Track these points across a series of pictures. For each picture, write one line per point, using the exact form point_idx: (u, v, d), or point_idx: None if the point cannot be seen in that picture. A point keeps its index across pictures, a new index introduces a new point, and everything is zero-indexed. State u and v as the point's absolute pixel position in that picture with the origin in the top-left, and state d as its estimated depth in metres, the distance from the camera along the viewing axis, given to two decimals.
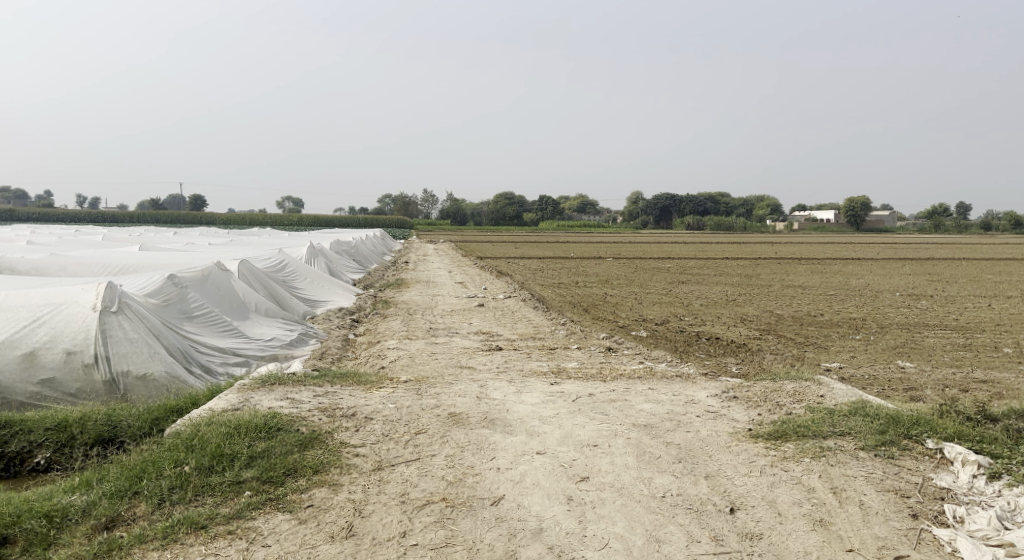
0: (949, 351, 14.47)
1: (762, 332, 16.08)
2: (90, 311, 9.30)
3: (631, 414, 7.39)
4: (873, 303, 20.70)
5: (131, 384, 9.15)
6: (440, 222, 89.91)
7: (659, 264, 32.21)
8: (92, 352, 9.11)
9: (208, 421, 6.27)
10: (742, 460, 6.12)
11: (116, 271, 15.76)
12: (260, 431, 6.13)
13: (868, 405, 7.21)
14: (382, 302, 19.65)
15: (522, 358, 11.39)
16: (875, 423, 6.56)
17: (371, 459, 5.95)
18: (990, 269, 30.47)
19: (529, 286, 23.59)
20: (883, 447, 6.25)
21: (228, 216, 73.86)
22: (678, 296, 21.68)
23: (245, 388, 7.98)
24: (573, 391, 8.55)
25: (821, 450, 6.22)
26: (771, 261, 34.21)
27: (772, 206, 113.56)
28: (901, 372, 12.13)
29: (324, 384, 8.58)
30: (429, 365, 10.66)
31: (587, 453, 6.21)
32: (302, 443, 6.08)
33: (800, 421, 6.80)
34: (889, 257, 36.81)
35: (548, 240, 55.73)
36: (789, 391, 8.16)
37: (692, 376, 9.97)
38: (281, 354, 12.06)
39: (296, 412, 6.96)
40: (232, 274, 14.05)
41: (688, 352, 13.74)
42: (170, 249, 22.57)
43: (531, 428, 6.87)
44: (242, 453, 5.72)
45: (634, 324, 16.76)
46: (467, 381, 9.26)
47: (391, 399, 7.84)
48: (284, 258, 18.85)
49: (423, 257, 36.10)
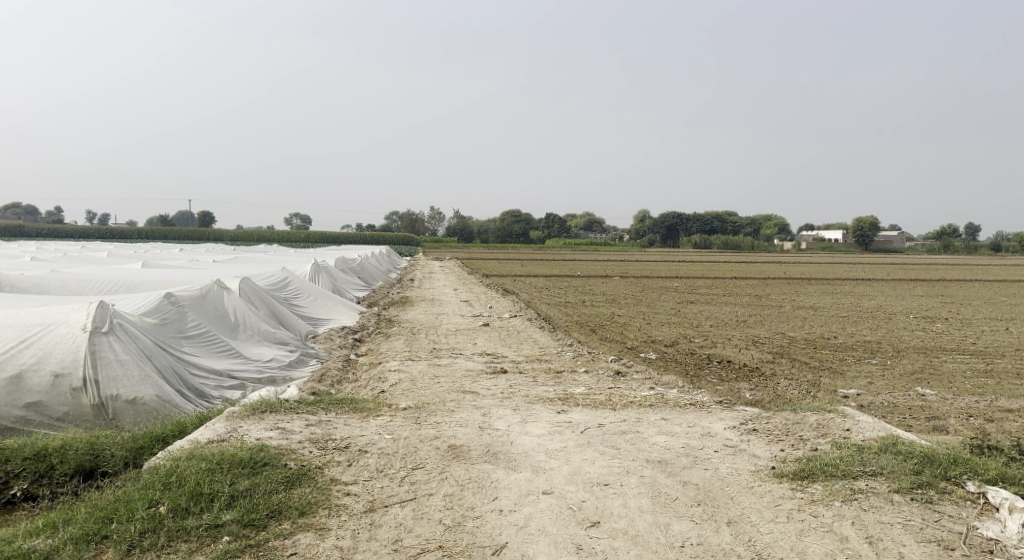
0: (969, 378, 13.90)
1: (775, 355, 15.57)
2: (80, 331, 8.88)
3: (644, 449, 6.89)
4: (887, 326, 20.14)
5: (120, 409, 8.70)
6: (448, 239, 89.58)
7: (667, 283, 31.71)
8: (80, 375, 8.68)
9: (190, 454, 5.80)
10: (766, 504, 5.63)
11: (115, 288, 15.38)
12: (245, 467, 5.66)
13: (900, 441, 6.71)
14: (386, 321, 19.20)
15: (528, 382, 10.90)
16: (909, 462, 6.06)
17: (363, 499, 5.47)
18: (1003, 291, 29.86)
19: (535, 305, 23.13)
20: (921, 489, 5.76)
21: (235, 231, 73.59)
22: (687, 316, 21.17)
23: (235, 416, 7.53)
24: (581, 420, 8.04)
25: (853, 492, 5.73)
26: (780, 280, 33.64)
27: (779, 226, 112.78)
28: (921, 400, 11.60)
29: (319, 411, 8.11)
30: (430, 390, 10.18)
31: (597, 493, 5.73)
32: (289, 480, 5.60)
33: (828, 458, 6.31)
34: (899, 278, 36.28)
35: (554, 257, 55.25)
36: (812, 424, 7.66)
37: (707, 405, 9.46)
38: (279, 376, 11.59)
39: (285, 443, 6.49)
40: (232, 292, 13.64)
41: (699, 377, 13.22)
42: (172, 266, 22.07)
43: (537, 463, 6.38)
44: (223, 492, 5.24)
45: (643, 346, 16.27)
46: (469, 408, 8.76)
47: (388, 429, 7.36)
48: (287, 275, 18.44)
49: (428, 274, 35.63)
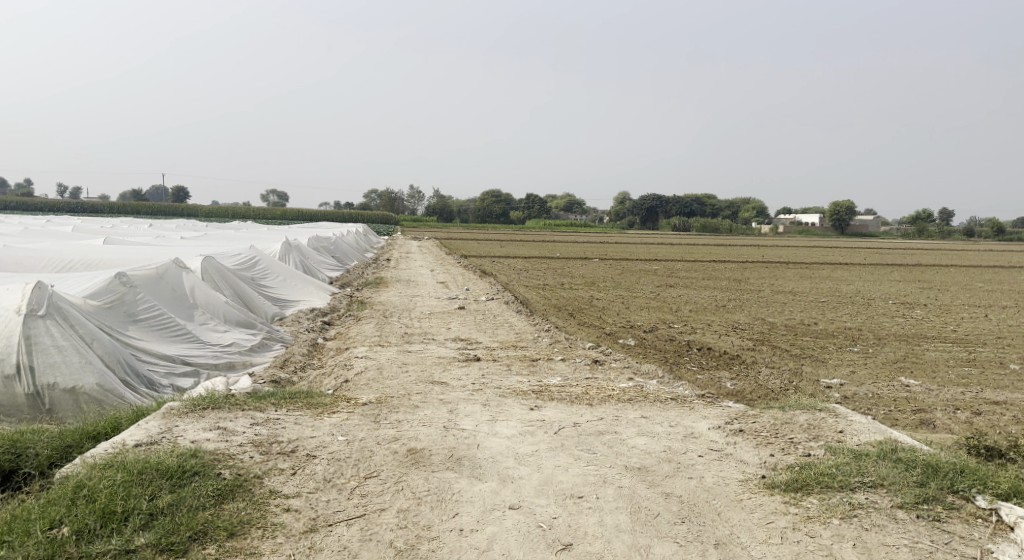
0: (953, 367, 13.45)
1: (756, 342, 15.08)
2: (14, 315, 8.11)
3: (623, 454, 6.29)
4: (867, 312, 19.69)
5: (57, 399, 7.97)
6: (426, 218, 88.58)
7: (646, 265, 31.18)
8: (13, 362, 7.94)
9: (109, 462, 5.13)
10: (758, 521, 5.09)
11: (71, 266, 14.55)
12: (170, 477, 5.03)
13: (899, 446, 6.14)
14: (358, 303, 18.47)
15: (501, 372, 10.27)
16: (913, 473, 5.51)
17: (305, 515, 4.88)
18: (980, 277, 29.59)
19: (513, 288, 22.46)
20: (926, 504, 5.22)
21: (210, 207, 72.40)
22: (666, 300, 20.63)
23: (174, 413, 6.82)
24: (556, 419, 7.42)
25: (852, 508, 5.20)
26: (758, 264, 33.17)
27: (757, 208, 112.72)
28: (906, 391, 11.10)
29: (270, 407, 7.42)
30: (396, 381, 9.49)
31: (569, 508, 5.14)
32: (220, 494, 4.99)
33: (822, 466, 5.75)
34: (876, 263, 36.00)
35: (533, 238, 54.53)
36: (803, 425, 7.10)
37: (689, 400, 8.89)
38: (237, 362, 10.85)
39: (224, 447, 5.84)
40: (192, 272, 12.86)
41: (678, 365, 12.69)
42: (136, 242, 21.11)
43: (505, 471, 5.77)
44: (140, 510, 4.67)
45: (621, 332, 15.68)
46: (435, 403, 8.10)
47: (342, 429, 6.71)
48: (255, 255, 17.63)
49: (405, 254, 34.86)
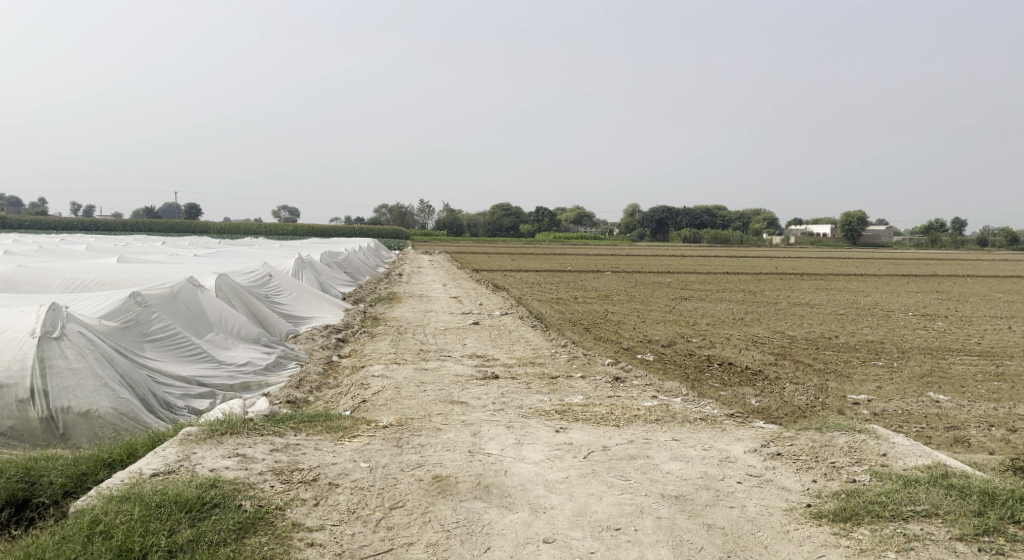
0: (982, 382, 13.09)
1: (777, 356, 14.75)
2: (28, 337, 7.90)
3: (658, 480, 6.00)
4: (888, 324, 19.31)
5: (72, 423, 7.73)
6: (437, 233, 88.49)
7: (659, 278, 30.82)
8: (27, 387, 7.72)
9: (125, 493, 4.89)
10: (809, 555, 4.82)
11: (85, 285, 14.37)
12: (189, 510, 4.79)
13: (949, 471, 5.84)
14: (371, 319, 18.23)
15: (521, 391, 9.99)
16: (969, 501, 5.21)
17: (330, 552, 4.64)
18: (999, 287, 29.10)
19: (527, 301, 22.17)
20: (987, 536, 4.92)
21: (221, 224, 72.48)
22: (683, 313, 20.29)
23: (191, 439, 6.58)
24: (584, 442, 7.14)
25: (908, 540, 4.91)
26: (772, 276, 32.82)
27: (768, 219, 112.03)
28: (937, 406, 10.76)
29: (288, 431, 7.17)
30: (415, 401, 9.23)
31: (608, 542, 4.88)
32: (242, 528, 4.75)
33: (871, 493, 5.46)
34: (892, 273, 35.52)
35: (543, 251, 54.30)
36: (843, 448, 6.78)
37: (719, 419, 8.58)
38: (253, 382, 10.59)
39: (243, 476, 5.59)
40: (205, 290, 12.64)
41: (700, 381, 12.37)
42: (150, 260, 20.94)
43: (537, 500, 5.50)
44: (158, 546, 4.45)
45: (639, 346, 15.38)
46: (457, 425, 7.83)
47: (364, 455, 6.45)
48: (268, 271, 17.43)
49: (417, 269, 34.66)
